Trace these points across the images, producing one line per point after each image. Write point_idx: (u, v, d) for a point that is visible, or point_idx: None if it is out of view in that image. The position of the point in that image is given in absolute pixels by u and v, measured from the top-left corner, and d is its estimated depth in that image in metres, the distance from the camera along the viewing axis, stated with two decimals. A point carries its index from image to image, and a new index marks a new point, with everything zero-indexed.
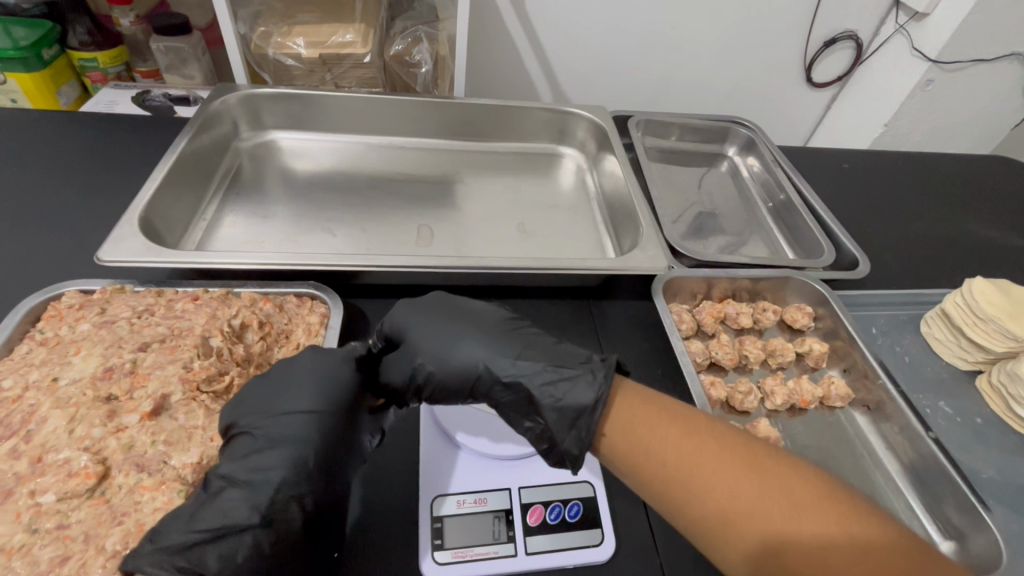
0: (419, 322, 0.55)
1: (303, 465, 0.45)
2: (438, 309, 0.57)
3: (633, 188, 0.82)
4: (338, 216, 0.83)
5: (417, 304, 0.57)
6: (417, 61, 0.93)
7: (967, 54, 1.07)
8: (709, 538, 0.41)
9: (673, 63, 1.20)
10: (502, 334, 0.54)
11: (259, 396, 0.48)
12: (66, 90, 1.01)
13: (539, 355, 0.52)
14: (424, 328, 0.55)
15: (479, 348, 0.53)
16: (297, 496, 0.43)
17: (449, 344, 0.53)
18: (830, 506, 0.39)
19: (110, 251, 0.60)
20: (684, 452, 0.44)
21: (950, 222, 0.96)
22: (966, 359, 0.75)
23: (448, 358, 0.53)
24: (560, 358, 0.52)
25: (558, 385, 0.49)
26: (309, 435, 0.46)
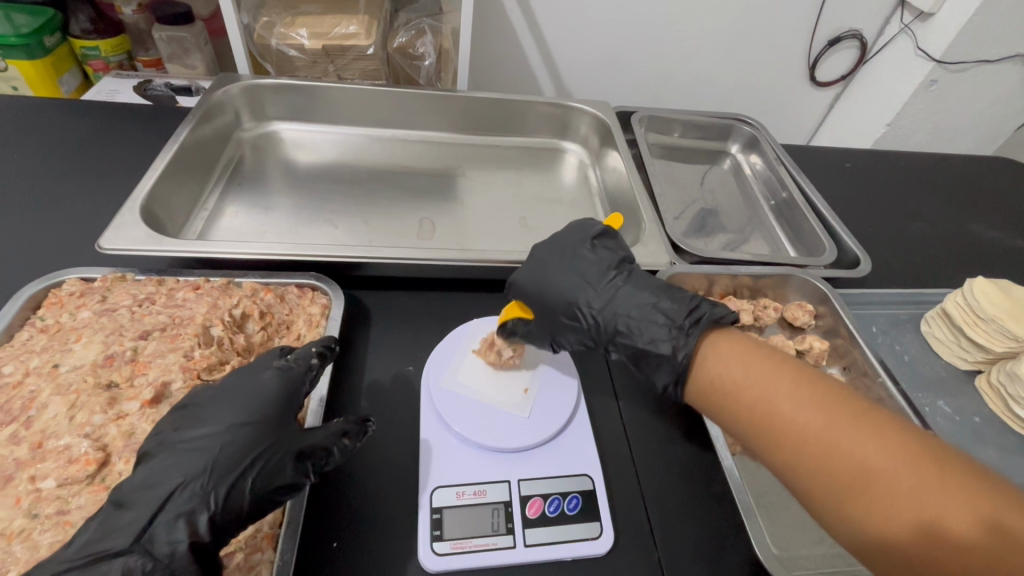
0: (535, 278, 0.59)
1: (194, 482, 0.41)
2: (543, 264, 0.59)
3: (636, 183, 0.82)
4: (339, 208, 0.83)
5: (534, 258, 0.60)
6: (420, 54, 0.92)
7: (971, 54, 1.07)
8: (804, 491, 0.41)
9: (676, 60, 1.20)
10: (607, 288, 0.56)
11: (209, 403, 0.46)
12: (67, 78, 1.01)
13: (639, 313, 0.53)
14: (541, 284, 0.58)
15: (587, 305, 0.56)
16: (185, 514, 0.40)
17: (560, 300, 0.57)
18: (952, 486, 0.36)
19: (111, 239, 0.60)
20: (785, 405, 0.43)
21: (952, 223, 0.96)
22: (966, 359, 0.75)
23: (551, 318, 0.57)
24: (661, 311, 0.53)
25: (657, 345, 0.51)
26: (209, 445, 0.43)
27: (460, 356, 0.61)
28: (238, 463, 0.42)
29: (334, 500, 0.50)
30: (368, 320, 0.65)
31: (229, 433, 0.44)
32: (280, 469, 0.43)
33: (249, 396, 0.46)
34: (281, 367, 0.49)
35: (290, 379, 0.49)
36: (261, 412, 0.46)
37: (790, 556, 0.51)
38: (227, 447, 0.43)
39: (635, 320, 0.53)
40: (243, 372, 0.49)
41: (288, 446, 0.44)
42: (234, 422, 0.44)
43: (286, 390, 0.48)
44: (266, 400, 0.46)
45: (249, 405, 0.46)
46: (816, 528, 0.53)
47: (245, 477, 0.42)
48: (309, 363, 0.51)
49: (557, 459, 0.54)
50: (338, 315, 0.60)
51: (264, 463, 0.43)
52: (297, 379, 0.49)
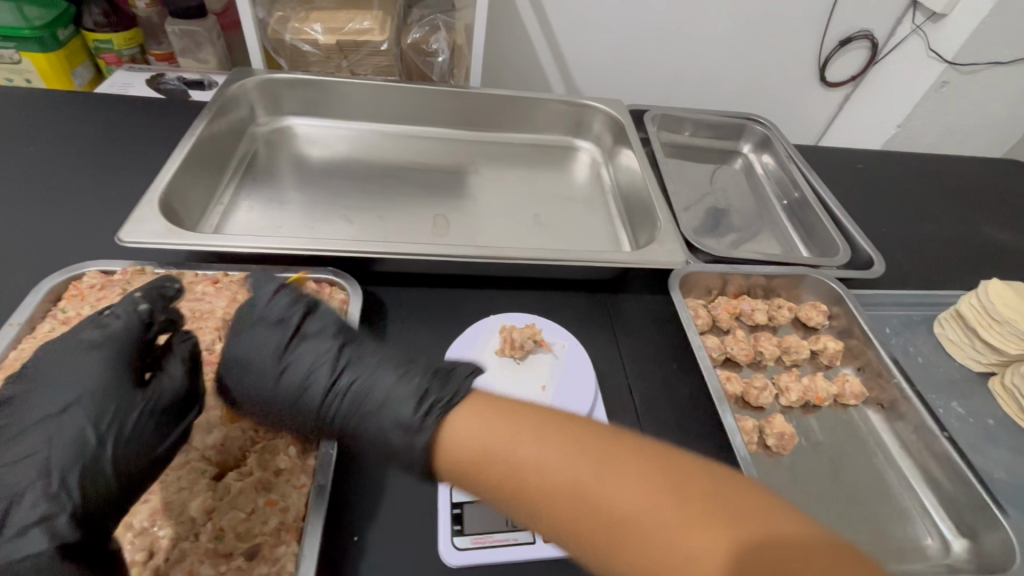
0: (239, 370, 0.47)
1: (30, 487, 0.37)
2: (247, 344, 0.48)
3: (650, 181, 0.82)
4: (352, 204, 0.83)
5: (232, 344, 0.48)
6: (434, 50, 0.92)
7: (984, 55, 1.07)
8: (582, 557, 0.34)
9: (688, 59, 1.20)
10: (328, 379, 0.45)
11: (31, 397, 0.41)
12: (81, 71, 1.01)
13: (369, 402, 0.44)
14: (244, 370, 0.47)
15: (316, 400, 0.45)
16: (40, 522, 0.37)
17: (278, 391, 0.46)
18: (697, 502, 0.32)
19: (130, 232, 0.60)
20: (539, 459, 0.35)
21: (965, 225, 0.96)
22: (980, 360, 0.75)
23: (270, 408, 0.46)
24: (393, 394, 0.43)
25: (400, 443, 0.42)
26: (38, 444, 0.39)
27: (476, 354, 0.61)
28: (82, 448, 0.39)
29: (354, 495, 0.50)
30: (385, 316, 0.65)
31: (56, 424, 0.40)
32: (134, 433, 0.41)
33: (70, 376, 0.41)
34: (101, 333, 0.43)
35: (114, 339, 0.43)
36: (91, 387, 0.41)
37: None
38: (58, 440, 0.39)
39: (375, 413, 0.44)
40: (54, 355, 0.43)
41: (134, 409, 0.42)
42: (58, 411, 0.40)
43: (112, 355, 0.43)
44: (97, 375, 0.42)
45: (72, 386, 0.41)
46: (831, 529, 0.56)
47: (95, 457, 0.39)
48: (135, 311, 0.45)
49: None
50: (357, 310, 0.60)
51: (112, 435, 0.40)
52: (126, 335, 0.44)
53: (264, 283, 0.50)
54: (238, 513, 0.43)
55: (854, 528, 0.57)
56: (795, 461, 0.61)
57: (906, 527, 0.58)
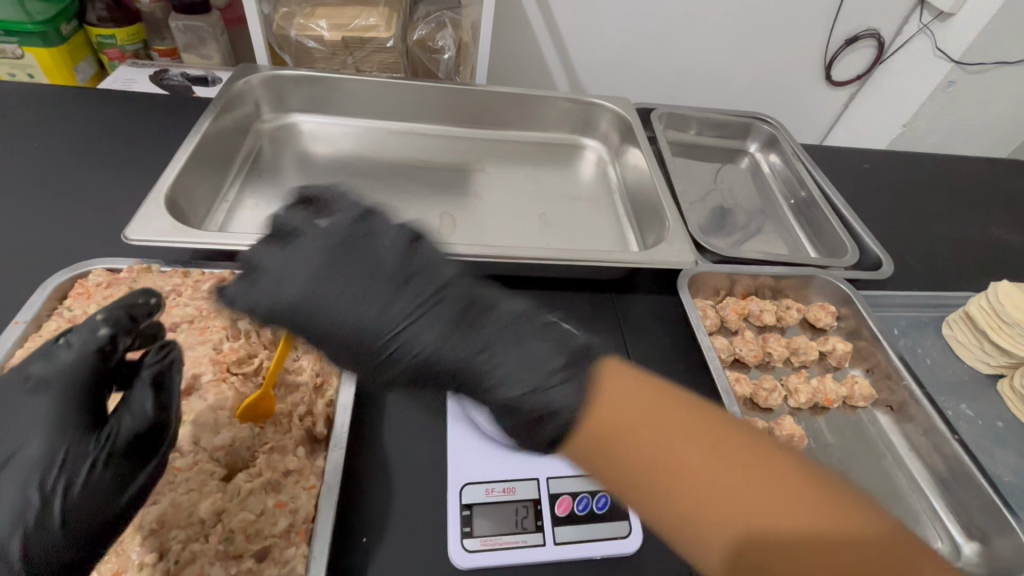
0: (329, 268, 0.41)
1: None
2: (347, 261, 0.42)
3: (658, 181, 0.82)
4: (358, 202, 0.83)
5: (324, 244, 0.42)
6: (440, 47, 0.91)
7: (992, 55, 1.06)
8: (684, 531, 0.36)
9: (694, 57, 1.19)
10: (438, 306, 0.42)
11: None
12: (84, 67, 1.00)
13: (496, 341, 0.41)
14: (347, 293, 0.41)
15: (419, 325, 0.41)
16: None
17: (393, 319, 0.41)
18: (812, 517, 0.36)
19: (137, 230, 0.60)
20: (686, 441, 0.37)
21: (972, 226, 0.96)
22: (989, 363, 0.74)
23: (378, 337, 0.41)
24: (530, 340, 0.41)
25: (534, 391, 0.39)
26: None
27: None
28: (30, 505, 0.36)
29: (364, 496, 0.49)
30: None
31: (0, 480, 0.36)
32: (86, 485, 0.37)
33: (19, 423, 0.38)
34: (51, 372, 0.39)
35: (65, 378, 0.39)
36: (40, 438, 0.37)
37: None
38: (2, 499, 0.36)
39: (500, 352, 0.40)
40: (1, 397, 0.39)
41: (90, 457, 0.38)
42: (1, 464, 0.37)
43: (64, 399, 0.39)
44: (47, 422, 0.38)
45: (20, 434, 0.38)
46: None
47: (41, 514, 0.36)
48: (90, 342, 0.40)
49: None
50: None
51: (62, 489, 0.37)
52: (81, 372, 0.39)
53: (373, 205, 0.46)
54: (248, 514, 0.42)
55: None
56: None
57: (916, 530, 0.58)
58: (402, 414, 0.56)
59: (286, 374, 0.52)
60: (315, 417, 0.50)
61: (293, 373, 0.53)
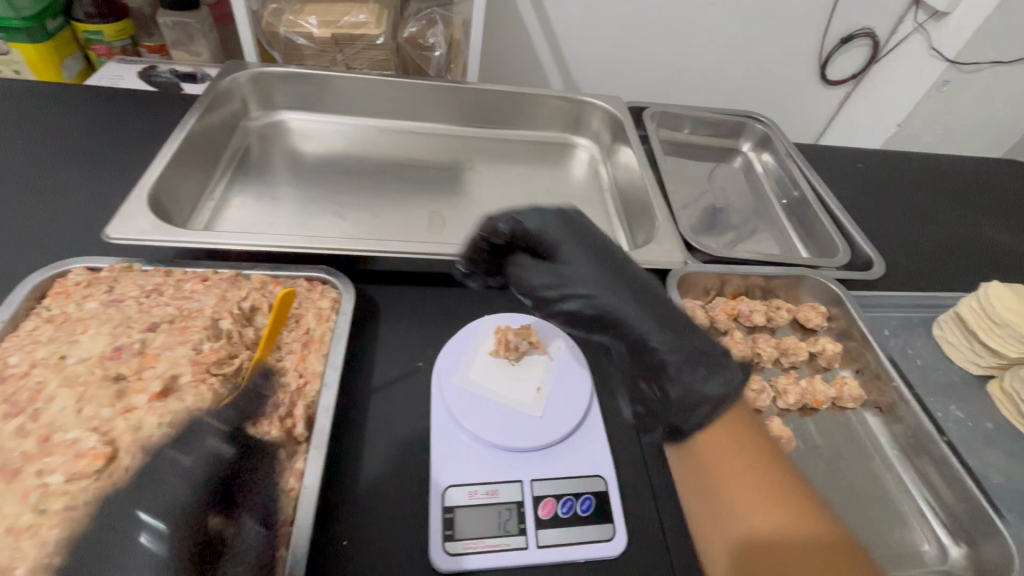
0: (577, 244, 0.56)
1: None
2: (588, 238, 0.57)
3: (648, 180, 0.81)
4: (347, 201, 0.82)
5: (572, 223, 0.58)
6: (431, 44, 0.91)
7: (986, 55, 1.06)
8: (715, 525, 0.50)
9: (688, 56, 1.18)
10: (634, 286, 0.55)
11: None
12: (70, 63, 0.99)
13: (672, 323, 0.54)
14: (581, 259, 0.56)
15: (627, 299, 0.54)
16: None
17: (609, 286, 0.54)
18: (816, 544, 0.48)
19: (118, 229, 0.59)
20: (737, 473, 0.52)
21: (964, 226, 0.95)
22: (979, 364, 0.74)
23: (590, 291, 0.54)
24: (702, 344, 0.53)
25: (691, 362, 0.52)
26: None
27: (471, 354, 0.60)
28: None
29: (344, 498, 0.49)
30: (378, 315, 0.64)
31: None
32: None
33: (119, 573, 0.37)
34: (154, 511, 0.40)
35: (174, 518, 0.39)
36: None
37: None
38: None
39: (677, 329, 0.53)
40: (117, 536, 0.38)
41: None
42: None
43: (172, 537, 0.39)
44: (154, 566, 0.37)
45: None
46: None
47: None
48: (205, 468, 0.42)
49: (569, 460, 0.53)
50: (350, 309, 0.59)
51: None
52: (184, 506, 0.40)
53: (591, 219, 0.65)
54: (225, 517, 0.41)
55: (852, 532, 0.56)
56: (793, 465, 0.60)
57: (904, 532, 0.58)
58: (386, 415, 0.55)
59: (268, 374, 0.52)
60: (296, 418, 0.49)
61: (275, 373, 0.52)
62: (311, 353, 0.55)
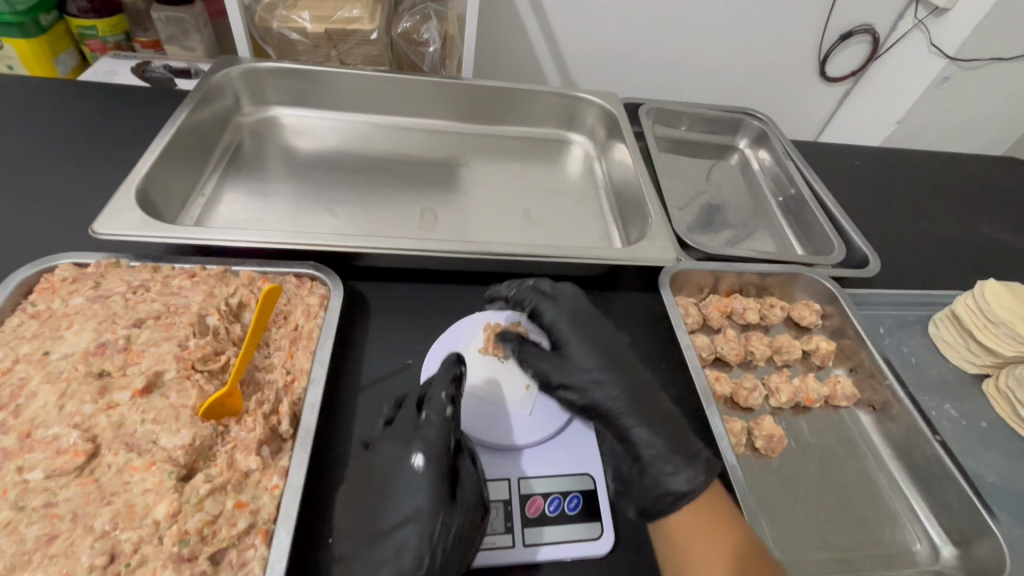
0: (576, 329, 0.59)
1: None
2: (587, 323, 0.59)
3: (643, 177, 0.81)
4: (339, 197, 0.81)
5: (581, 313, 0.60)
6: (425, 40, 0.90)
7: (987, 52, 1.05)
8: None
9: (686, 52, 1.18)
10: (627, 375, 0.56)
11: (366, 490, 0.48)
12: (64, 58, 0.98)
13: (659, 416, 0.54)
14: (575, 342, 0.58)
15: (612, 386, 0.55)
16: None
17: (595, 372, 0.56)
18: None
19: (105, 224, 0.59)
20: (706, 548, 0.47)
21: (962, 223, 0.95)
22: (974, 363, 0.74)
23: (577, 373, 0.56)
24: (679, 433, 0.53)
25: (665, 455, 0.52)
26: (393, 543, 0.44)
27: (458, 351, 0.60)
28: (421, 558, 0.43)
29: (330, 496, 0.49)
30: (368, 312, 0.64)
31: (402, 526, 0.45)
32: (449, 537, 0.44)
33: (404, 488, 0.47)
34: (414, 443, 0.48)
35: (425, 445, 0.48)
36: (420, 500, 0.46)
37: (791, 560, 0.53)
38: (407, 540, 0.44)
39: (660, 422, 0.53)
40: (387, 446, 0.49)
41: (452, 515, 0.45)
42: (390, 525, 0.45)
43: (428, 466, 0.47)
44: (414, 480, 0.47)
45: (404, 498, 0.46)
46: (819, 533, 0.55)
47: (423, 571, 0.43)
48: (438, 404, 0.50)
49: (558, 459, 0.53)
50: (338, 306, 0.58)
51: (440, 544, 0.43)
52: (432, 439, 0.48)
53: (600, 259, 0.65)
54: (205, 515, 0.41)
55: (843, 532, 0.56)
56: (785, 464, 0.60)
57: (896, 531, 0.57)
58: (374, 414, 0.55)
59: (256, 371, 0.52)
60: (281, 415, 0.49)
61: (263, 370, 0.53)
62: (299, 350, 0.54)
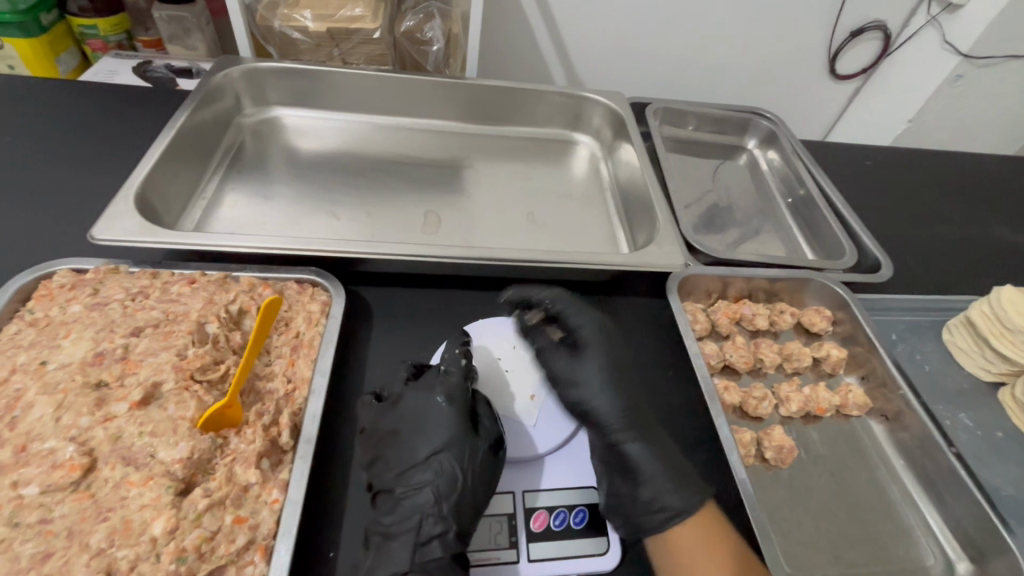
0: (596, 345, 0.59)
1: (420, 513, 0.45)
2: (605, 341, 0.60)
3: (649, 179, 0.79)
4: (342, 200, 0.80)
5: (600, 334, 0.60)
6: (429, 38, 0.88)
7: (1001, 49, 1.03)
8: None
9: (694, 49, 1.16)
10: (630, 398, 0.56)
11: (393, 429, 0.50)
12: (66, 58, 0.97)
13: (658, 441, 0.54)
14: (593, 357, 0.58)
15: (621, 404, 0.55)
16: (431, 539, 0.44)
17: (607, 388, 0.56)
18: None
19: (103, 230, 0.58)
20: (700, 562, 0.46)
21: (976, 226, 0.93)
22: (989, 370, 0.72)
23: (590, 385, 0.56)
24: (676, 459, 0.53)
25: (657, 479, 0.50)
26: (422, 478, 0.47)
27: None
28: (454, 482, 0.47)
29: (330, 509, 0.48)
30: (371, 318, 0.62)
31: (432, 461, 0.48)
32: (477, 463, 0.48)
33: (430, 426, 0.50)
34: (435, 388, 0.52)
35: (450, 391, 0.52)
36: (447, 435, 0.49)
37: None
38: (436, 474, 0.47)
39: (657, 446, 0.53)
40: (413, 396, 0.52)
41: (477, 445, 0.49)
42: (419, 459, 0.48)
43: (452, 404, 0.51)
44: (443, 419, 0.50)
45: (430, 435, 0.49)
46: (830, 548, 0.54)
47: (456, 493, 0.46)
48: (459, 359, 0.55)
49: (562, 471, 0.52)
50: (340, 313, 0.57)
51: (471, 468, 0.48)
52: (456, 387, 0.52)
53: (638, 262, 0.65)
54: (203, 532, 0.40)
55: (855, 547, 0.54)
56: (796, 476, 0.59)
57: (909, 546, 0.56)
58: None
59: (256, 380, 0.51)
60: (281, 426, 0.48)
61: (264, 378, 0.52)
62: (300, 357, 0.53)
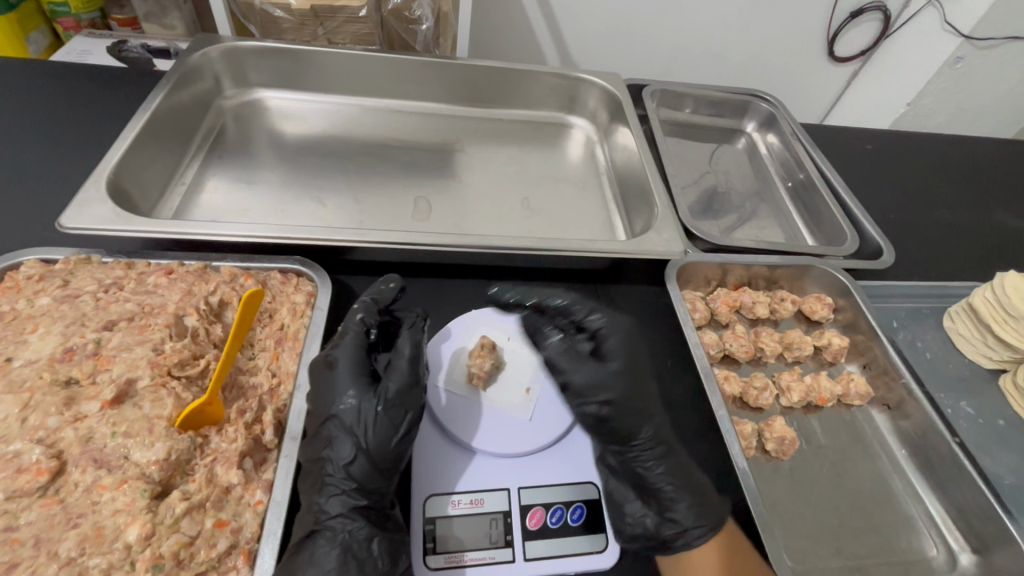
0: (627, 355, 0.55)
1: (318, 475, 0.43)
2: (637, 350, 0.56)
3: (646, 162, 0.77)
4: (328, 185, 0.77)
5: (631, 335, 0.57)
6: (417, 17, 0.83)
7: (1003, 30, 1.01)
8: None
9: (691, 30, 1.12)
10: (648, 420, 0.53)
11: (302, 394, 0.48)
12: (35, 37, 0.93)
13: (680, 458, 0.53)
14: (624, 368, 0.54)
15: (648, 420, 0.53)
16: (334, 496, 0.42)
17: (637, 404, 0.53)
18: None
19: (72, 218, 0.55)
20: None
21: (978, 211, 0.91)
22: (991, 357, 0.71)
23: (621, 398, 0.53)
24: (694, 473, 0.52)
25: (679, 497, 0.50)
26: (321, 443, 0.44)
27: (456, 355, 0.56)
28: (347, 446, 0.43)
29: None
30: None
31: (326, 428, 0.45)
32: (372, 422, 0.44)
33: (327, 388, 0.46)
34: (330, 348, 0.49)
35: (345, 354, 0.48)
36: (343, 395, 0.45)
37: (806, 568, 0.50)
38: (330, 439, 0.44)
39: (670, 465, 0.52)
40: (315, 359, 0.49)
41: (373, 403, 0.45)
42: (321, 421, 0.45)
43: (345, 363, 0.47)
44: (335, 383, 0.46)
45: (329, 395, 0.46)
46: (833, 541, 0.53)
47: (353, 451, 0.43)
48: (357, 321, 0.50)
49: (555, 466, 0.50)
50: (327, 304, 0.55)
51: (363, 431, 0.44)
52: (351, 349, 0.48)
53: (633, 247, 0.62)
54: (181, 537, 0.38)
55: (857, 539, 0.53)
56: (796, 467, 0.57)
57: (912, 537, 0.55)
58: None
59: (238, 374, 0.49)
60: (264, 424, 0.46)
61: (247, 373, 0.49)
62: (285, 351, 0.51)
